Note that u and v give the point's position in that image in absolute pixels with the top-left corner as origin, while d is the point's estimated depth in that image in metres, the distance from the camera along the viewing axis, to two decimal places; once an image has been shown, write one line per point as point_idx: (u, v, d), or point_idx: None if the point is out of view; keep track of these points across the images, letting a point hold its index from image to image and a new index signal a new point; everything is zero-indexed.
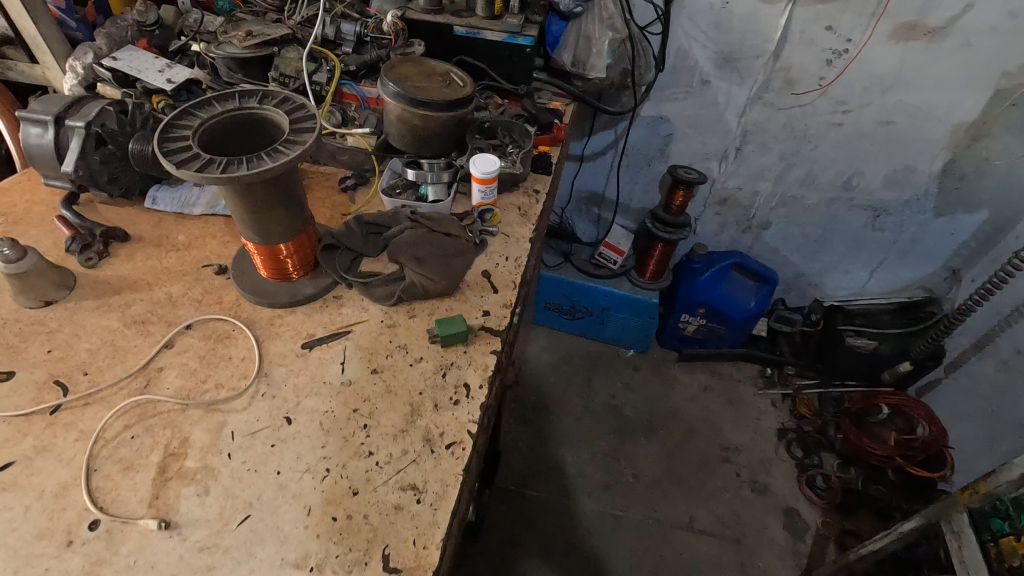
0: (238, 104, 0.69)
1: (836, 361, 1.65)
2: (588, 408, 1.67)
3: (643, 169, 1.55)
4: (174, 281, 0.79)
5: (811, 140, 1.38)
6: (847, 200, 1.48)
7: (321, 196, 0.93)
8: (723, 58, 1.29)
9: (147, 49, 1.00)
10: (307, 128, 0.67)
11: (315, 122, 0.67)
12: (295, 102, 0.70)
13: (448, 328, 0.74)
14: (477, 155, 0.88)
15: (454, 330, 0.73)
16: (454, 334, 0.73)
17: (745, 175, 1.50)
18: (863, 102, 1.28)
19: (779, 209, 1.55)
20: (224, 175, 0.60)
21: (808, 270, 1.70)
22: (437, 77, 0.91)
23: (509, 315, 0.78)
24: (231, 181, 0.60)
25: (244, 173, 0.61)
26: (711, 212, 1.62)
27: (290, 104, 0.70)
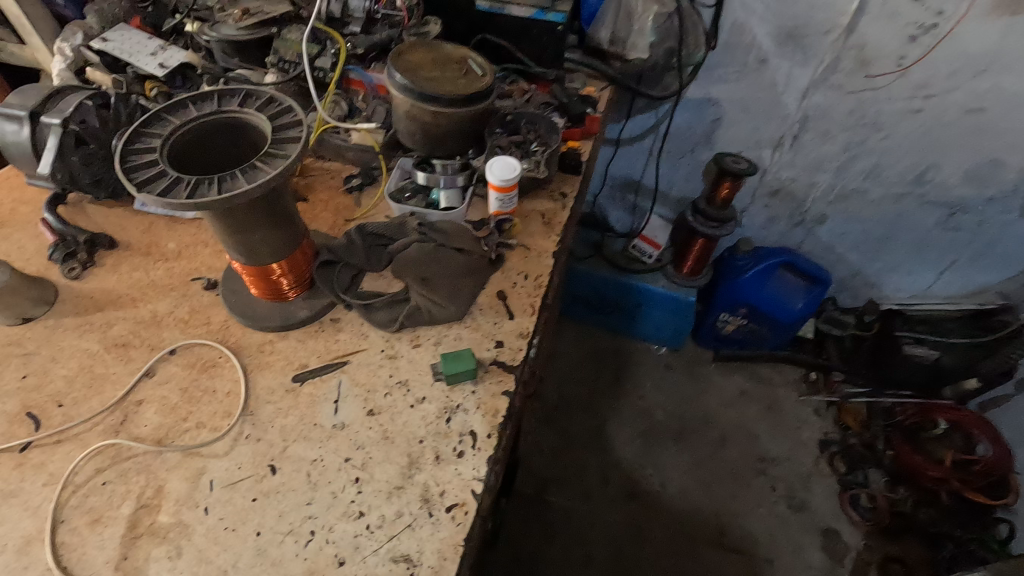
0: (216, 107, 0.60)
1: (892, 371, 1.51)
2: (614, 410, 1.58)
3: (686, 156, 1.41)
4: (161, 297, 0.73)
5: (881, 129, 1.21)
6: (918, 196, 1.31)
7: (324, 198, 0.84)
8: (786, 34, 1.12)
9: (140, 29, 0.91)
10: (292, 138, 0.58)
11: (302, 129, 0.58)
12: (282, 103, 0.61)
13: (454, 365, 0.65)
14: (496, 157, 0.76)
15: (463, 369, 0.64)
16: (461, 374, 0.65)
17: (802, 165, 1.34)
18: (949, 86, 1.10)
19: (837, 203, 1.39)
20: (191, 198, 0.52)
21: (866, 269, 1.54)
22: (451, 64, 0.80)
23: (525, 348, 0.69)
24: (198, 205, 0.51)
25: (214, 196, 0.52)
26: (760, 204, 1.46)
27: (275, 106, 0.61)
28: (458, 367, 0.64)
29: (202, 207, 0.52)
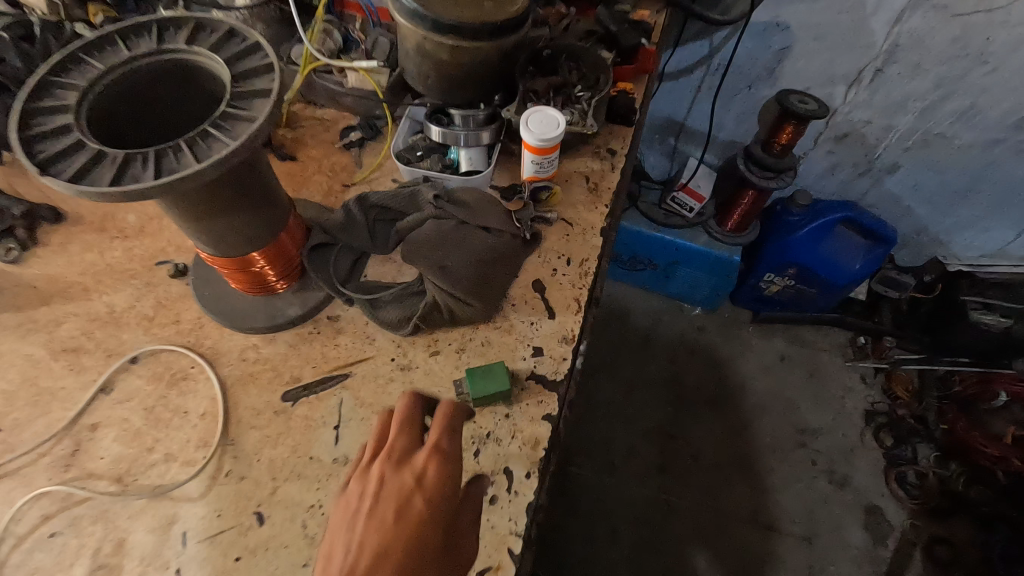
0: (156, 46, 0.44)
1: (949, 337, 1.35)
2: (642, 375, 1.47)
3: (741, 93, 1.21)
4: (118, 287, 0.59)
5: (988, 61, 1.00)
6: (1015, 143, 1.11)
7: (317, 156, 0.69)
8: None
9: None
10: (259, 91, 0.42)
11: (274, 78, 0.42)
12: (249, 40, 0.45)
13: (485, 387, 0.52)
14: (535, 107, 0.59)
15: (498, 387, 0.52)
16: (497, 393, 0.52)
17: (880, 105, 1.13)
18: None
19: (915, 150, 1.19)
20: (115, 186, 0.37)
21: (934, 225, 1.37)
22: None
23: (569, 356, 0.56)
24: (127, 196, 0.36)
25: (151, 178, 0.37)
26: (822, 150, 1.27)
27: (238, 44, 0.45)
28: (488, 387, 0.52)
29: (137, 197, 0.37)
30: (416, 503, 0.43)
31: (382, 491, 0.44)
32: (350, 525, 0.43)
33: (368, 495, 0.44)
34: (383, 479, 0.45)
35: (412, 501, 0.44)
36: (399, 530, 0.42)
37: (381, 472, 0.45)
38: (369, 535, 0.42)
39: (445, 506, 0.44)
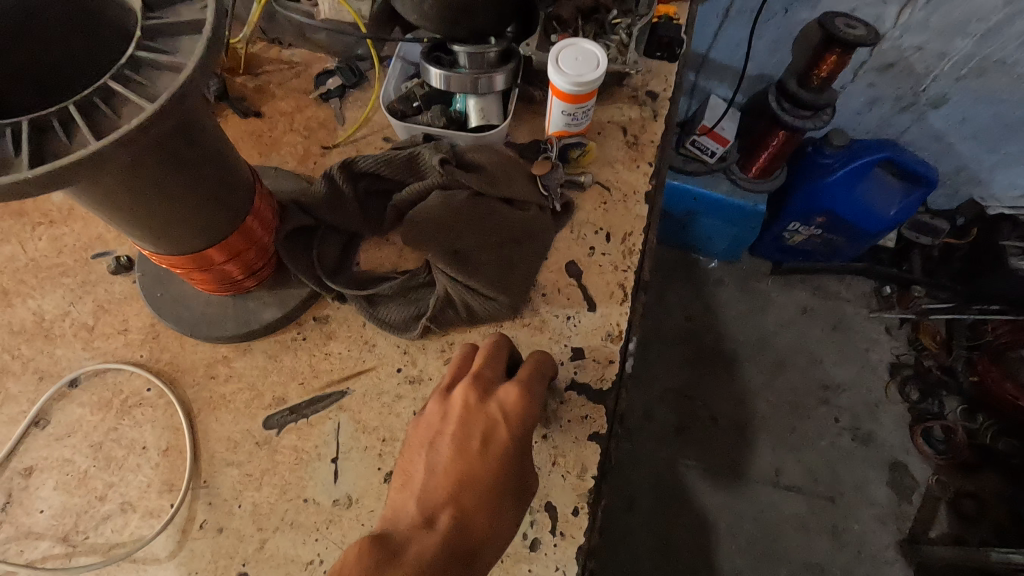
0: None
1: (984, 286, 1.27)
2: (657, 334, 1.38)
3: (775, 18, 1.06)
4: (51, 289, 0.55)
5: None
6: None
7: (289, 112, 0.57)
8: None
9: None
10: (189, 39, 0.35)
11: (206, 22, 0.35)
12: None
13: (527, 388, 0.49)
14: (577, 38, 0.47)
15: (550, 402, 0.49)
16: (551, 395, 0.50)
17: (936, 28, 0.99)
18: None
19: (968, 80, 1.06)
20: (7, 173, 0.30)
21: (975, 164, 1.25)
22: None
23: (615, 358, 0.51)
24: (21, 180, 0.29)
25: (70, 156, 0.30)
26: (862, 82, 1.13)
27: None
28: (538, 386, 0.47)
29: (53, 182, 0.30)
30: (498, 435, 0.45)
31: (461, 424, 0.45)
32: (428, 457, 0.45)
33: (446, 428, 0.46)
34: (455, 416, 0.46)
35: (496, 435, 0.45)
36: (479, 459, 0.44)
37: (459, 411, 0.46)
38: (449, 460, 0.44)
39: (528, 439, 0.46)
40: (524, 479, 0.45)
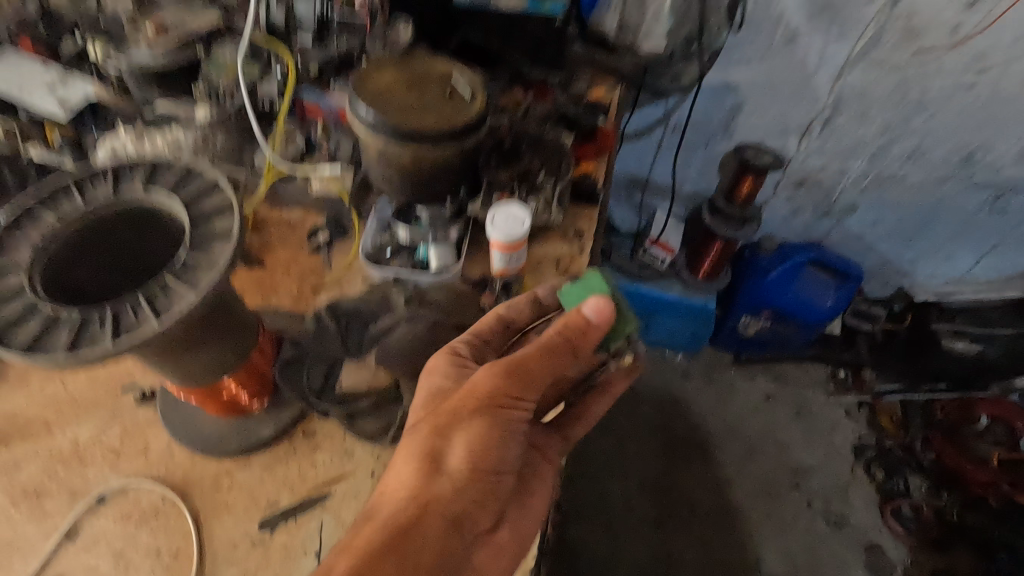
0: (173, 189, 0.50)
1: (926, 366, 1.40)
2: (632, 428, 1.45)
3: (700, 149, 1.25)
4: (85, 418, 0.64)
5: (928, 108, 1.06)
6: (962, 178, 1.17)
7: (285, 260, 0.70)
8: (820, 6, 0.95)
9: (34, 55, 0.72)
10: (220, 236, 0.47)
11: (234, 224, 0.47)
12: (218, 188, 0.50)
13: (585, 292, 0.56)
14: (503, 203, 0.62)
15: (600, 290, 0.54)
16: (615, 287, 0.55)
17: (832, 152, 1.18)
18: (1011, 56, 0.95)
19: (871, 191, 1.24)
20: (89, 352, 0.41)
21: (897, 258, 1.40)
22: (430, 84, 0.62)
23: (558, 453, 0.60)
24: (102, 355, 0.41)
25: (131, 333, 0.42)
26: (783, 197, 1.31)
27: (217, 199, 0.49)
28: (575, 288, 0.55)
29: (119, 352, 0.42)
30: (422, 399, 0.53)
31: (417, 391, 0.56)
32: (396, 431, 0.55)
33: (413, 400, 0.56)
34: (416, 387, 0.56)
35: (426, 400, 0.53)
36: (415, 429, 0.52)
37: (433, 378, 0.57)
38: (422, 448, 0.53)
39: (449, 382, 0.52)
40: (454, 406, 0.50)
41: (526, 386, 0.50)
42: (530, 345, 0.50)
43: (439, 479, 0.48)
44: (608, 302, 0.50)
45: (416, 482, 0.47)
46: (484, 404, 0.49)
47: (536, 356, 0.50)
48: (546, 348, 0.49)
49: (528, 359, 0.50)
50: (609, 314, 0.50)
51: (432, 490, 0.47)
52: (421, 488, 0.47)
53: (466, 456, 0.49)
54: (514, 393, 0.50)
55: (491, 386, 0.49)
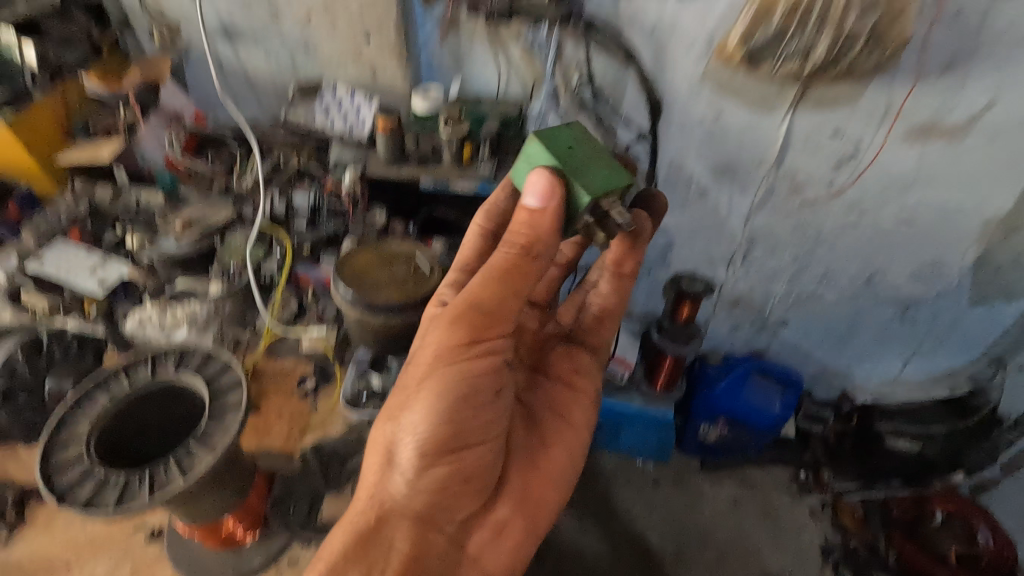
0: (203, 379, 0.70)
1: (877, 464, 1.49)
2: (608, 538, 1.50)
3: (644, 277, 1.43)
4: (98, 557, 0.74)
5: (826, 241, 1.26)
6: (871, 295, 1.35)
7: (277, 404, 0.84)
8: (721, 169, 1.17)
9: (79, 243, 0.89)
10: (230, 406, 0.67)
11: (241, 396, 0.67)
12: (230, 368, 0.71)
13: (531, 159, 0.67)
14: None
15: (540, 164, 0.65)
16: (554, 157, 0.64)
17: (756, 277, 1.37)
18: (881, 202, 1.16)
19: (796, 307, 1.41)
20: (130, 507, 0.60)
21: (834, 363, 1.55)
22: (399, 264, 0.79)
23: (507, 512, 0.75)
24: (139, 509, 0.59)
25: (160, 491, 0.60)
26: (722, 314, 1.48)
27: (228, 375, 0.70)
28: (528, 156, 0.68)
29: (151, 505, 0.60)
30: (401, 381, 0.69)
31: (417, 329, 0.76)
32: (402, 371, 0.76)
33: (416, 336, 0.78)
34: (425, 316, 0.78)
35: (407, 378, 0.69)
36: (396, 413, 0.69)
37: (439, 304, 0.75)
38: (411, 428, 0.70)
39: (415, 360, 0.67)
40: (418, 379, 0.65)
41: (474, 329, 0.64)
42: (481, 278, 0.63)
43: (397, 475, 0.66)
44: (546, 176, 0.61)
45: (377, 481, 0.67)
46: (429, 381, 0.65)
47: (484, 292, 0.63)
48: (497, 271, 0.62)
49: (480, 303, 0.63)
50: (548, 186, 0.61)
51: (391, 482, 0.66)
52: (380, 487, 0.66)
53: (414, 443, 0.65)
54: (454, 356, 0.64)
55: (438, 350, 0.64)
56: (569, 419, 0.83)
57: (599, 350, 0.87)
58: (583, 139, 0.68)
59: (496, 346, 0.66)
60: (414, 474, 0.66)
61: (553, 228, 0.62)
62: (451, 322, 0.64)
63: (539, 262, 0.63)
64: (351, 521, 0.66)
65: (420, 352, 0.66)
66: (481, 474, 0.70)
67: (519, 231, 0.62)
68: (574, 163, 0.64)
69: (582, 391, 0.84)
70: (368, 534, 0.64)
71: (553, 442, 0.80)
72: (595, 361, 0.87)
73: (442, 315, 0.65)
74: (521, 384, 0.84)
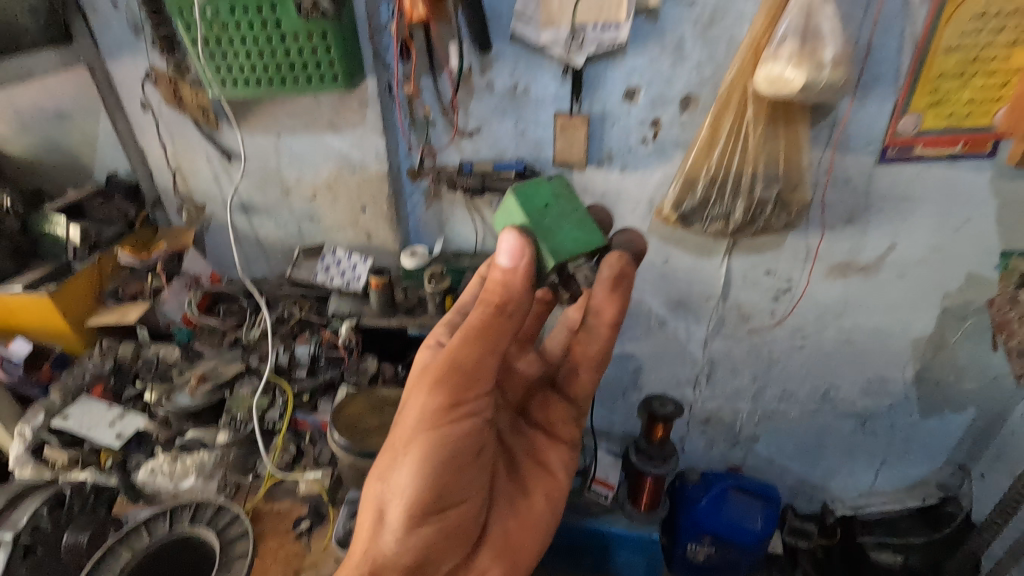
0: (216, 531, 0.89)
1: None
2: None
3: (619, 399, 1.52)
4: None
5: (779, 363, 1.37)
6: (830, 409, 1.44)
7: (275, 547, 0.90)
8: (675, 303, 1.31)
9: (101, 398, 1.02)
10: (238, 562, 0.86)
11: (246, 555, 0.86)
12: (240, 524, 0.91)
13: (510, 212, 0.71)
14: None
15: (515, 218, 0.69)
16: (528, 217, 0.69)
17: (722, 396, 1.46)
18: (819, 327, 1.30)
19: (764, 423, 1.50)
20: None
21: (810, 474, 1.60)
22: (387, 409, 0.92)
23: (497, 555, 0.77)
24: None
25: None
26: (696, 431, 1.56)
27: (237, 531, 0.90)
28: (503, 211, 0.73)
29: None
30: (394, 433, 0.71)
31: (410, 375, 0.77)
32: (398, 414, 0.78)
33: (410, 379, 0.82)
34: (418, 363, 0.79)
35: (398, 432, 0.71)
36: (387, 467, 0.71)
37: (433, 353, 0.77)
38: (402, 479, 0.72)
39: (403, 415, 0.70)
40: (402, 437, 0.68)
41: (456, 394, 0.66)
42: (461, 341, 0.66)
43: (385, 532, 0.67)
44: (517, 238, 0.65)
45: (371, 536, 0.68)
46: (413, 442, 0.66)
47: (463, 352, 0.65)
48: (475, 332, 0.66)
49: (459, 362, 0.65)
50: (521, 250, 0.65)
51: (381, 540, 0.67)
52: (373, 542, 0.68)
53: (401, 503, 0.66)
54: (436, 421, 0.65)
55: (421, 414, 0.66)
56: (550, 466, 0.85)
57: (580, 400, 0.85)
58: (561, 194, 0.72)
59: (477, 407, 0.67)
60: (401, 532, 0.67)
61: (525, 287, 0.66)
62: (433, 384, 0.65)
63: (512, 320, 0.67)
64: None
65: (407, 411, 0.68)
66: (465, 526, 0.72)
67: (497, 295, 0.66)
68: (547, 221, 0.69)
69: (563, 438, 0.86)
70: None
71: (532, 491, 0.83)
72: (575, 411, 0.86)
73: (427, 374, 0.67)
74: (507, 428, 0.86)
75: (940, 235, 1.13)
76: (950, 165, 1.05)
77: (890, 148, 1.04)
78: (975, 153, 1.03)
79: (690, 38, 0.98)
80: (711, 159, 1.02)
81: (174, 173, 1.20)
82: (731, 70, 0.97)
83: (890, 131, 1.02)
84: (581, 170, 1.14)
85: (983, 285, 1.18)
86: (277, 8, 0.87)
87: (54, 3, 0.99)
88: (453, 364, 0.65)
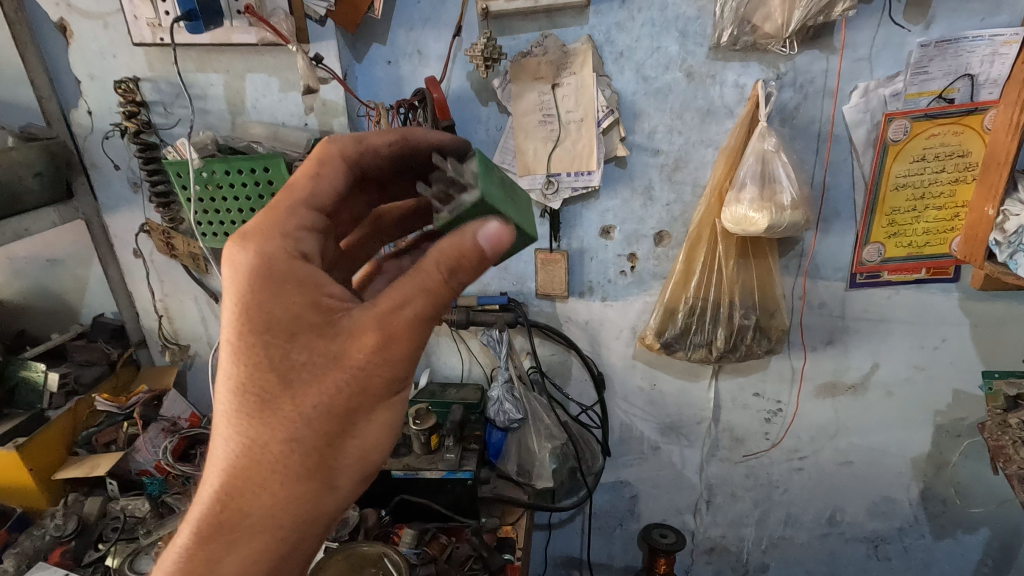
0: None
1: None
2: None
3: (616, 531, 1.42)
4: None
5: (778, 485, 1.32)
6: (839, 534, 1.36)
7: None
8: (666, 427, 1.28)
9: (58, 565, 0.94)
10: None
11: None
12: None
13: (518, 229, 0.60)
14: None
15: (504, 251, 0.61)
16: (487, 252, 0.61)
17: (725, 523, 1.38)
18: (815, 447, 1.26)
19: (771, 550, 1.40)
20: None
21: None
22: (368, 568, 0.86)
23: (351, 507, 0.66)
24: None
25: None
26: (701, 561, 1.45)
27: None
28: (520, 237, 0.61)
29: None
30: (303, 383, 0.52)
31: (279, 288, 0.51)
32: (243, 333, 0.51)
33: (244, 285, 0.51)
34: (279, 267, 0.52)
35: (312, 381, 0.52)
36: (296, 421, 0.52)
37: (307, 251, 0.54)
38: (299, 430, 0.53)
39: (328, 363, 0.52)
40: (346, 396, 0.52)
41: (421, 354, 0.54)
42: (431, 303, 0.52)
43: (332, 495, 0.55)
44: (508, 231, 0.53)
45: (307, 504, 0.54)
46: (376, 403, 0.54)
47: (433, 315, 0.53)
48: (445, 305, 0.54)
49: (427, 323, 0.53)
50: (507, 242, 0.53)
51: (322, 506, 0.55)
52: (309, 509, 0.54)
53: (351, 465, 0.55)
54: (401, 384, 0.55)
55: (387, 378, 0.53)
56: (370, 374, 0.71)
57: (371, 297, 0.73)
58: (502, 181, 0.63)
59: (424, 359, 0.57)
60: (352, 487, 0.56)
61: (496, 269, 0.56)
62: (399, 346, 0.52)
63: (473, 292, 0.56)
64: (262, 544, 0.53)
65: (364, 376, 0.52)
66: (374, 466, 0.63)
67: (465, 271, 0.53)
68: None
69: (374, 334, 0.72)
70: (285, 555, 0.55)
71: None
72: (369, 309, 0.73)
73: (393, 335, 0.52)
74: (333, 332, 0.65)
75: (920, 353, 1.14)
76: (918, 289, 1.08)
77: (858, 274, 1.08)
78: (941, 278, 1.07)
79: (657, 181, 1.05)
80: (689, 290, 1.05)
81: (161, 315, 1.22)
82: (698, 211, 1.03)
83: (856, 259, 1.07)
84: (563, 300, 1.17)
85: (973, 402, 1.17)
86: (269, 169, 0.93)
87: (59, 165, 1.05)
88: (417, 324, 0.52)
